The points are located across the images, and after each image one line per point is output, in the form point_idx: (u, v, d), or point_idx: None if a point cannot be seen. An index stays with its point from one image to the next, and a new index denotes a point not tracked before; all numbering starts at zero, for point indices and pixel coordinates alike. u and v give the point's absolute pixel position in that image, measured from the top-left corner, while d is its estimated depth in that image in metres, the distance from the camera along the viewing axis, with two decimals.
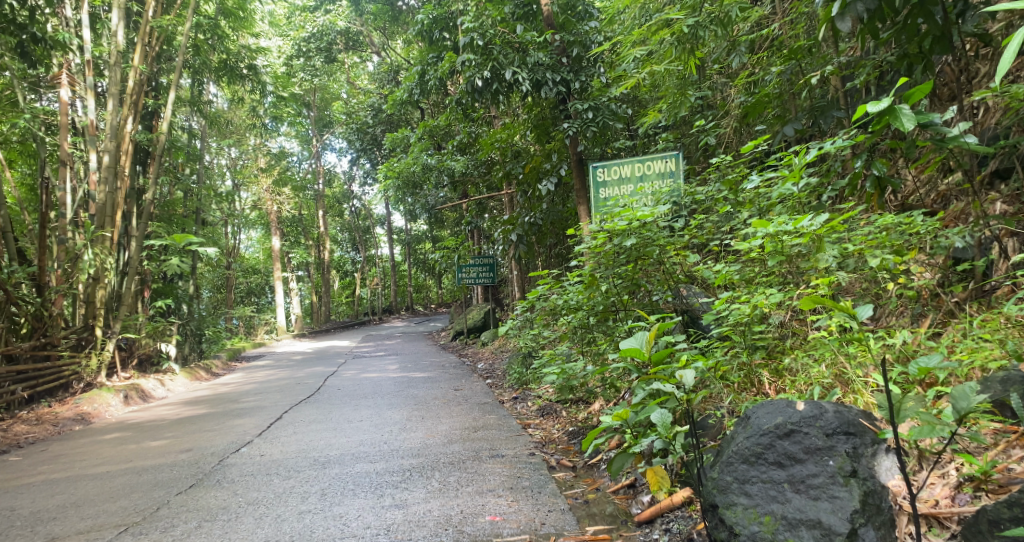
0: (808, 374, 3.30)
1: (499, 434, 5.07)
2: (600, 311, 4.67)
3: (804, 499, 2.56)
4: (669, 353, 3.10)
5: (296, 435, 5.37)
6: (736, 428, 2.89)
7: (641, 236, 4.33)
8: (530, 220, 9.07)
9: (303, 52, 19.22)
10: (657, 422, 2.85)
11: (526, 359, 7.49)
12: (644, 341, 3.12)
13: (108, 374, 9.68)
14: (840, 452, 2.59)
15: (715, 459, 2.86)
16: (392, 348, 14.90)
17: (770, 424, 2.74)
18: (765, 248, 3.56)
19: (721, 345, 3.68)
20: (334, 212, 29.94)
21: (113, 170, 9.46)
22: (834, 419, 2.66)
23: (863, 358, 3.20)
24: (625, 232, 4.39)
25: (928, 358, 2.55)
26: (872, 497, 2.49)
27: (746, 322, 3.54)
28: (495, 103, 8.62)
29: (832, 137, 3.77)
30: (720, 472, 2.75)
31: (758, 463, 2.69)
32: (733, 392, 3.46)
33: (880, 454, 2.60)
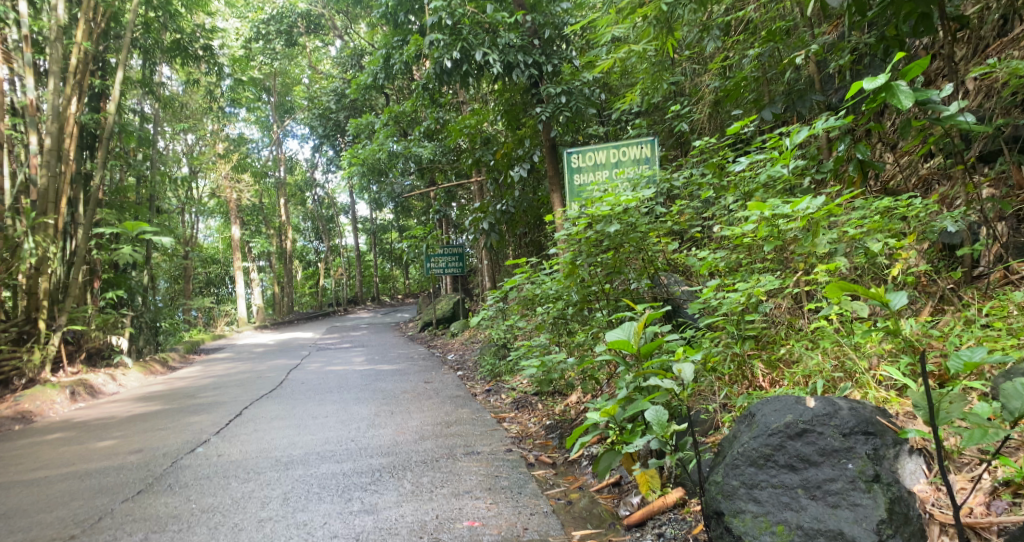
0: (806, 366, 3.22)
1: (473, 429, 4.86)
2: (579, 301, 4.48)
3: (822, 506, 2.50)
4: (659, 345, 3.00)
5: (256, 433, 5.08)
6: (741, 426, 2.86)
7: (623, 223, 4.15)
8: (501, 208, 8.85)
9: (262, 35, 18.62)
10: (651, 420, 2.72)
11: (499, 350, 7.30)
12: (632, 332, 3.03)
13: (53, 369, 9.19)
14: (861, 454, 2.56)
15: (718, 461, 2.81)
16: (358, 340, 14.57)
17: (780, 423, 2.70)
18: (760, 233, 3.41)
19: (710, 336, 3.54)
20: (296, 201, 29.28)
21: (57, 153, 8.96)
22: (850, 418, 2.65)
23: (867, 348, 3.12)
24: (606, 218, 4.22)
25: (972, 352, 2.30)
26: (899, 505, 2.44)
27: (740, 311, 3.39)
28: (463, 87, 8.38)
29: (823, 117, 3.61)
30: (725, 476, 2.69)
31: (768, 466, 2.64)
32: (726, 385, 3.40)
33: (903, 456, 2.60)
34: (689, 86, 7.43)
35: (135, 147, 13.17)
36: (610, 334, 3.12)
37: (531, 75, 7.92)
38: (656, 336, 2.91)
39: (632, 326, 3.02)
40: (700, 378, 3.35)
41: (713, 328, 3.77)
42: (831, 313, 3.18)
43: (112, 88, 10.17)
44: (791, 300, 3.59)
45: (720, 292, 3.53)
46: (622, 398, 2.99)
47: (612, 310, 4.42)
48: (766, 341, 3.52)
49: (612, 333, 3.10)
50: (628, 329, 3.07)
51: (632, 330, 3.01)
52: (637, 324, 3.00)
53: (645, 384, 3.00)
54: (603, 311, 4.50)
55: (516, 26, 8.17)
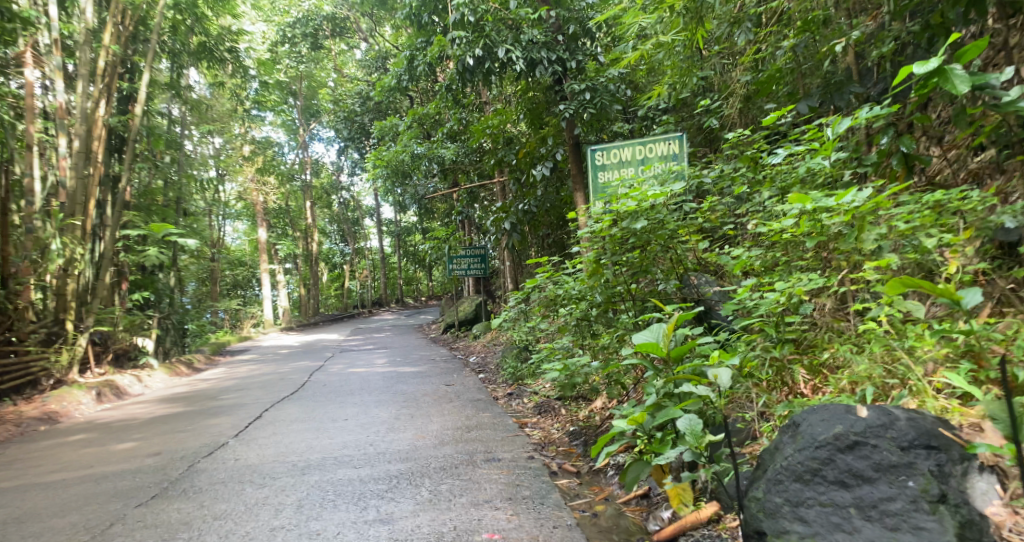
0: (852, 371, 3.03)
1: (494, 435, 4.71)
2: (603, 302, 4.32)
3: (879, 528, 2.35)
4: (690, 348, 2.84)
5: (275, 436, 4.98)
6: (784, 436, 2.69)
7: (650, 219, 3.98)
8: (523, 208, 8.69)
9: (288, 38, 18.72)
10: (685, 430, 2.60)
11: (522, 352, 7.14)
12: (661, 335, 2.87)
13: (80, 370, 9.22)
14: (924, 471, 2.39)
15: (758, 475, 2.67)
16: (381, 342, 14.52)
17: (828, 435, 2.54)
18: (800, 228, 3.26)
19: (745, 339, 3.36)
20: (321, 204, 29.45)
21: (85, 156, 9.01)
22: (908, 430, 2.48)
23: (922, 352, 2.92)
24: (633, 215, 4.05)
25: None
26: (969, 527, 2.28)
27: (778, 313, 3.20)
28: (486, 85, 8.25)
29: (869, 107, 3.42)
30: (766, 493, 2.56)
31: (816, 481, 2.50)
32: (764, 392, 3.19)
33: (972, 474, 2.41)
34: (717, 82, 7.21)
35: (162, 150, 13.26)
36: (637, 337, 2.98)
37: (555, 72, 7.77)
38: (687, 339, 2.76)
39: (660, 328, 2.87)
40: (736, 384, 3.16)
41: (747, 331, 3.56)
42: (881, 314, 2.98)
43: (140, 90, 10.24)
44: (834, 301, 3.38)
45: (757, 292, 3.35)
46: (650, 405, 2.85)
47: (639, 311, 4.28)
48: (805, 345, 3.33)
49: (639, 336, 2.96)
50: (657, 332, 2.93)
51: (661, 334, 2.87)
52: (665, 327, 2.85)
53: (676, 390, 2.84)
54: (629, 312, 4.34)
55: (540, 22, 8.03)
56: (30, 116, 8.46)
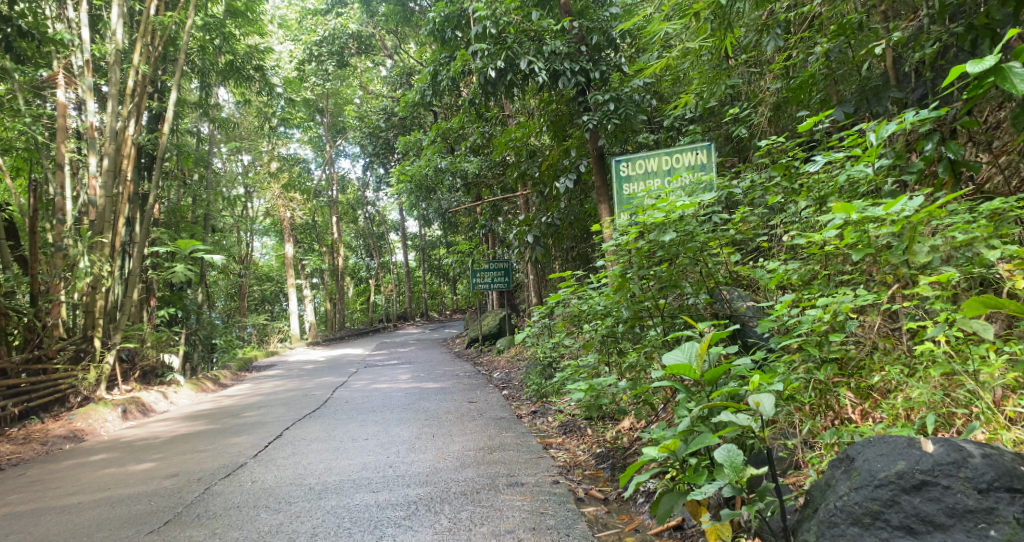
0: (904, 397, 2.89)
1: (517, 457, 4.55)
2: (630, 318, 4.14)
3: None
4: (725, 371, 2.66)
5: (293, 457, 4.87)
6: (837, 471, 2.53)
7: (680, 231, 3.78)
8: (547, 221, 8.51)
9: (315, 56, 18.80)
10: (724, 461, 2.42)
11: (546, 369, 6.98)
12: (694, 356, 2.70)
13: (108, 387, 9.23)
14: (1007, 518, 2.21)
15: (809, 515, 2.52)
16: (405, 357, 14.42)
17: (890, 473, 2.37)
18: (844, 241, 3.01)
19: (786, 359, 3.15)
20: (347, 219, 29.58)
21: (114, 175, 9.04)
22: (986, 469, 2.29)
23: (988, 377, 2.73)
24: (660, 226, 3.86)
25: None
26: None
27: (822, 332, 3.00)
28: (510, 97, 8.14)
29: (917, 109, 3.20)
30: (820, 536, 2.42)
31: (875, 525, 2.34)
32: (808, 417, 3.05)
33: None
34: (745, 91, 7.01)
35: (189, 167, 13.33)
36: (666, 358, 2.80)
37: (578, 83, 7.63)
38: (724, 361, 2.59)
39: (693, 350, 2.70)
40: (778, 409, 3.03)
41: (785, 350, 3.36)
42: (942, 335, 2.76)
43: (168, 109, 10.30)
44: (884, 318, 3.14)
45: (796, 309, 3.15)
46: (683, 431, 2.68)
47: (668, 328, 4.10)
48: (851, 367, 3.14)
49: (668, 358, 2.78)
50: (688, 353, 2.76)
51: (693, 355, 2.69)
52: (698, 348, 2.68)
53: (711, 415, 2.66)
54: (656, 329, 4.17)
55: (563, 33, 7.90)
56: (60, 136, 8.52)
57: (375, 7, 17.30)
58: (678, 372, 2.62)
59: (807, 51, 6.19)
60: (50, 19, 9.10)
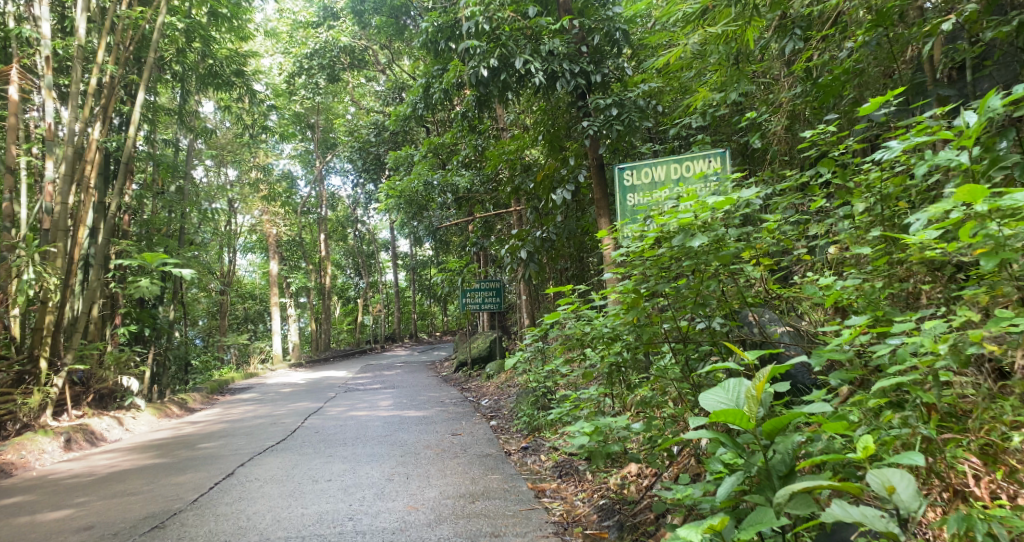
0: None
1: (504, 509, 3.84)
2: (642, 344, 3.44)
3: None
4: (789, 420, 2.07)
5: (238, 503, 4.14)
6: None
7: (706, 236, 3.08)
8: (542, 235, 7.76)
9: (305, 69, 17.98)
10: None
11: (539, 399, 6.25)
12: (743, 398, 2.09)
13: (56, 412, 8.43)
14: None
15: None
16: (390, 380, 13.57)
17: None
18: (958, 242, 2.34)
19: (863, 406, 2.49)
20: (336, 237, 28.73)
21: (71, 180, 8.19)
22: None
23: None
24: (683, 231, 3.15)
25: None
26: None
27: (915, 374, 2.32)
28: (504, 102, 7.49)
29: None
30: None
31: None
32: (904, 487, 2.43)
33: None
34: (760, 96, 6.36)
35: (163, 177, 12.47)
36: (701, 396, 2.15)
37: (578, 86, 6.99)
38: (801, 415, 2.03)
39: (748, 392, 2.08)
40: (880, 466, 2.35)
41: (854, 392, 2.67)
42: None
43: (138, 111, 9.39)
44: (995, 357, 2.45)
45: (867, 336, 2.49)
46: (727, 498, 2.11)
47: (690, 358, 3.43)
48: (958, 421, 2.60)
49: (708, 398, 2.12)
50: (734, 395, 2.15)
51: (747, 399, 2.07)
52: (757, 392, 2.07)
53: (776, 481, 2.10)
54: (672, 356, 3.52)
55: (562, 32, 7.28)
56: (11, 136, 7.66)
57: (368, 18, 16.66)
58: (734, 422, 1.98)
59: (831, 51, 5.56)
60: (9, 13, 8.29)
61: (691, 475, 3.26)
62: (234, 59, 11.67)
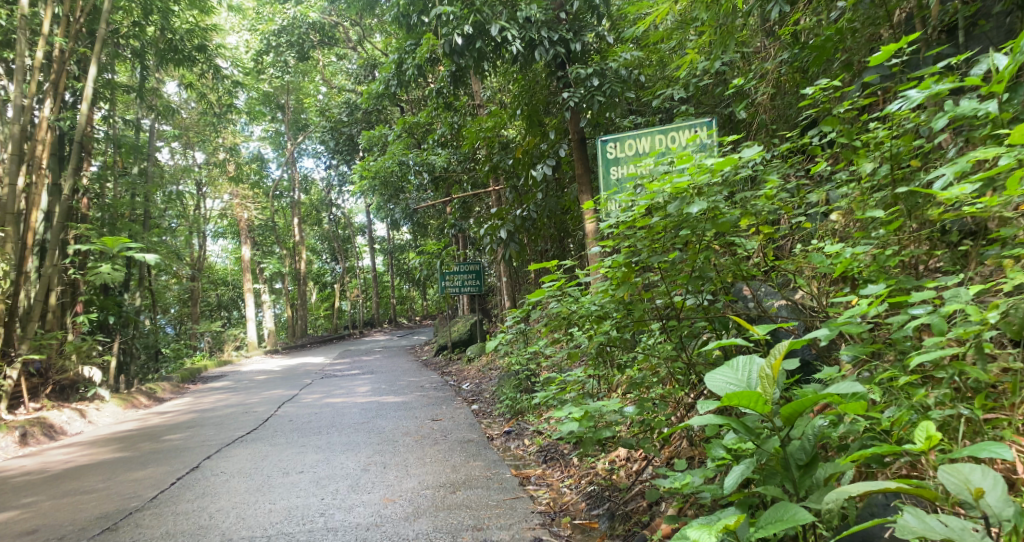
0: None
1: (485, 499, 3.61)
2: (632, 321, 3.21)
3: None
4: (809, 405, 1.89)
5: (201, 500, 3.86)
6: None
7: (704, 201, 2.82)
8: (522, 214, 7.45)
9: (273, 47, 17.42)
10: None
11: (522, 382, 6.00)
12: (756, 380, 1.95)
13: (12, 405, 8.08)
14: None
15: None
16: (368, 366, 13.27)
17: None
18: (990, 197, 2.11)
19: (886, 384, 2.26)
20: (311, 222, 28.19)
21: (20, 160, 7.71)
22: None
23: None
24: (677, 197, 2.89)
25: None
26: None
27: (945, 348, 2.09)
28: (479, 73, 7.18)
29: None
30: None
31: None
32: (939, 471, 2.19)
33: None
34: (747, 63, 6.09)
35: (124, 159, 11.96)
36: (709, 377, 2.03)
37: (557, 55, 6.69)
38: (821, 398, 1.91)
39: (762, 373, 1.95)
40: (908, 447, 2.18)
41: (875, 369, 2.43)
42: None
43: (90, 86, 8.84)
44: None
45: (885, 306, 2.26)
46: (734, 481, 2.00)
47: (687, 336, 3.19)
48: (989, 395, 2.39)
49: (717, 379, 2.00)
50: (744, 376, 2.03)
51: (760, 380, 1.95)
52: (771, 373, 1.95)
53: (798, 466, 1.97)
54: (665, 334, 3.29)
55: None
56: None
57: None
58: (749, 403, 1.86)
59: (822, 12, 5.26)
60: None
61: (690, 461, 3.04)
62: (194, 34, 11.19)
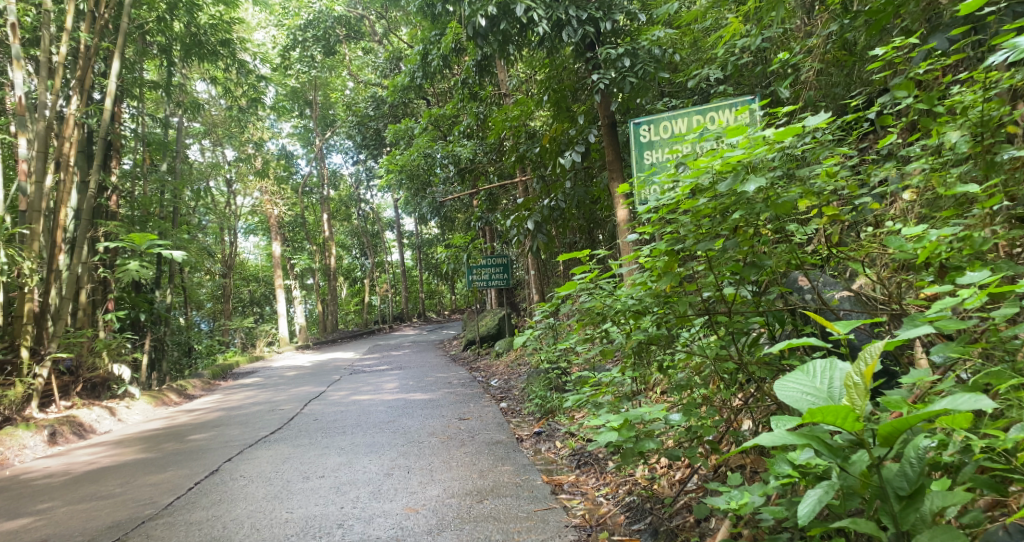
0: None
1: (515, 510, 3.34)
2: (675, 317, 2.91)
3: None
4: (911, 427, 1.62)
5: (216, 508, 3.67)
6: None
7: (760, 178, 2.50)
8: (550, 204, 7.14)
9: (300, 42, 17.34)
10: None
11: (552, 379, 5.71)
12: (843, 393, 1.73)
13: (43, 403, 8.05)
14: None
15: None
16: (397, 361, 13.14)
17: None
18: None
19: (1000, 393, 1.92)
20: (341, 217, 28.21)
21: (46, 157, 7.61)
22: None
23: None
24: (730, 174, 2.57)
25: None
26: None
27: None
28: (505, 57, 6.87)
29: None
30: None
31: None
32: None
33: None
34: (791, 38, 5.68)
35: (153, 155, 11.91)
36: (781, 384, 1.83)
37: (586, 35, 6.35)
38: (929, 416, 1.63)
39: (847, 381, 1.76)
40: None
41: (978, 373, 2.09)
42: None
43: (115, 82, 8.71)
44: None
45: (986, 297, 1.93)
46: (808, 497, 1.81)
47: (739, 332, 2.89)
48: None
49: (791, 388, 1.81)
50: (821, 382, 1.84)
51: (845, 390, 1.76)
52: (860, 380, 1.72)
53: (896, 489, 1.78)
54: (712, 331, 2.98)
55: None
56: None
57: None
58: (835, 419, 1.64)
59: None
60: None
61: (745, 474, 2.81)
62: (219, 28, 11.05)
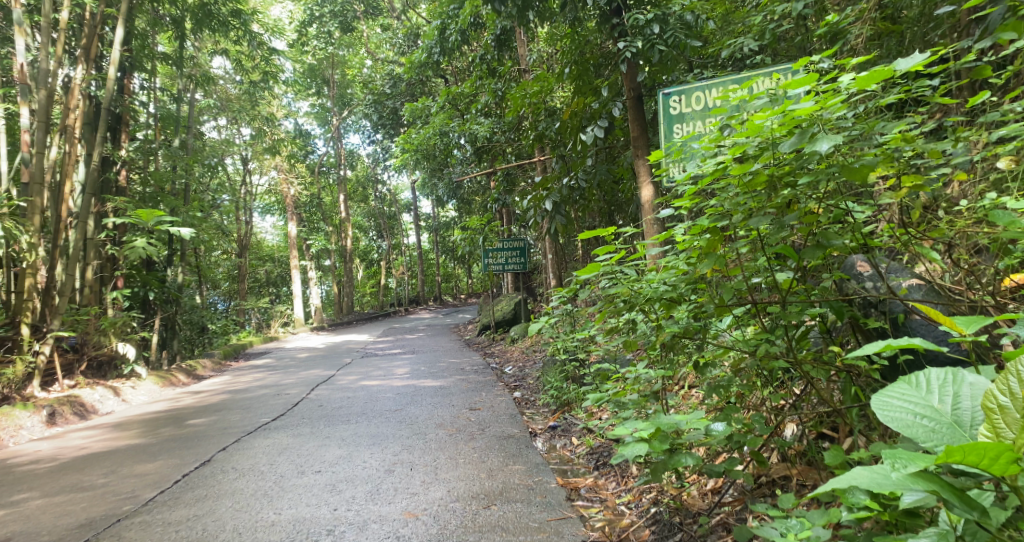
0: None
1: (525, 519, 2.98)
2: (715, 307, 2.53)
3: None
4: None
5: (201, 505, 3.37)
6: None
7: (830, 137, 2.11)
8: (569, 183, 6.64)
9: (316, 17, 16.93)
10: None
11: (569, 370, 5.34)
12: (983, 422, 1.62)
13: (46, 382, 7.83)
14: None
15: None
16: (411, 345, 12.84)
17: None
18: None
19: None
20: (358, 199, 27.89)
21: (48, 127, 7.30)
22: None
23: None
24: (795, 132, 2.19)
25: None
26: None
27: None
28: (525, 24, 6.39)
29: None
30: None
31: None
32: None
33: None
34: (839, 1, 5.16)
35: (163, 131, 11.56)
36: (890, 405, 1.73)
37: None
38: None
39: (988, 404, 1.63)
40: None
41: None
42: None
43: (119, 52, 8.33)
44: None
45: None
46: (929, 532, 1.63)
47: (792, 325, 2.51)
48: None
49: (901, 410, 1.71)
50: (939, 399, 1.73)
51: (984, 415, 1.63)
52: (1001, 404, 1.61)
53: None
54: (758, 321, 2.61)
55: None
56: None
57: None
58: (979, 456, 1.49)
59: None
60: None
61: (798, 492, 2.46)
62: None
